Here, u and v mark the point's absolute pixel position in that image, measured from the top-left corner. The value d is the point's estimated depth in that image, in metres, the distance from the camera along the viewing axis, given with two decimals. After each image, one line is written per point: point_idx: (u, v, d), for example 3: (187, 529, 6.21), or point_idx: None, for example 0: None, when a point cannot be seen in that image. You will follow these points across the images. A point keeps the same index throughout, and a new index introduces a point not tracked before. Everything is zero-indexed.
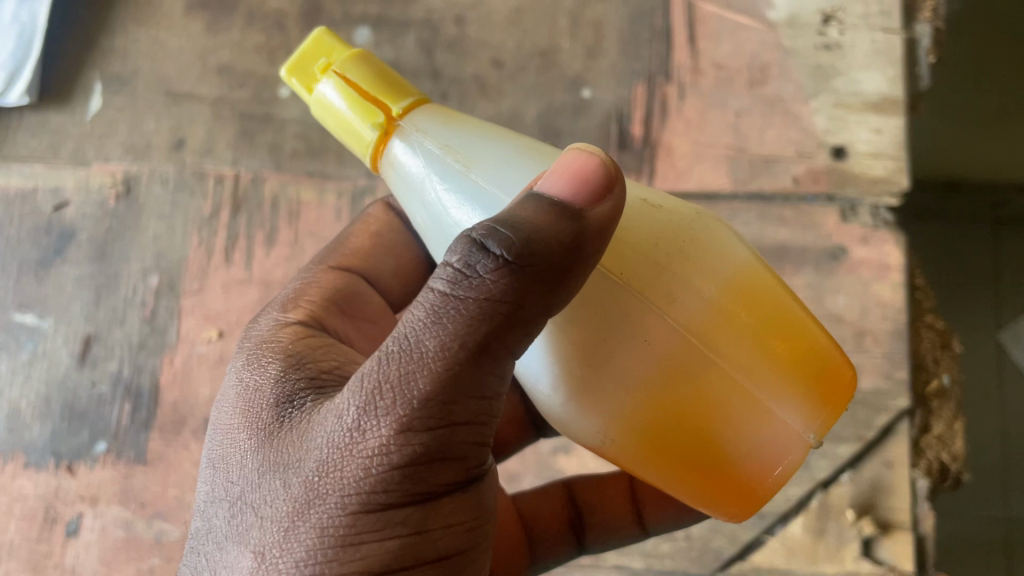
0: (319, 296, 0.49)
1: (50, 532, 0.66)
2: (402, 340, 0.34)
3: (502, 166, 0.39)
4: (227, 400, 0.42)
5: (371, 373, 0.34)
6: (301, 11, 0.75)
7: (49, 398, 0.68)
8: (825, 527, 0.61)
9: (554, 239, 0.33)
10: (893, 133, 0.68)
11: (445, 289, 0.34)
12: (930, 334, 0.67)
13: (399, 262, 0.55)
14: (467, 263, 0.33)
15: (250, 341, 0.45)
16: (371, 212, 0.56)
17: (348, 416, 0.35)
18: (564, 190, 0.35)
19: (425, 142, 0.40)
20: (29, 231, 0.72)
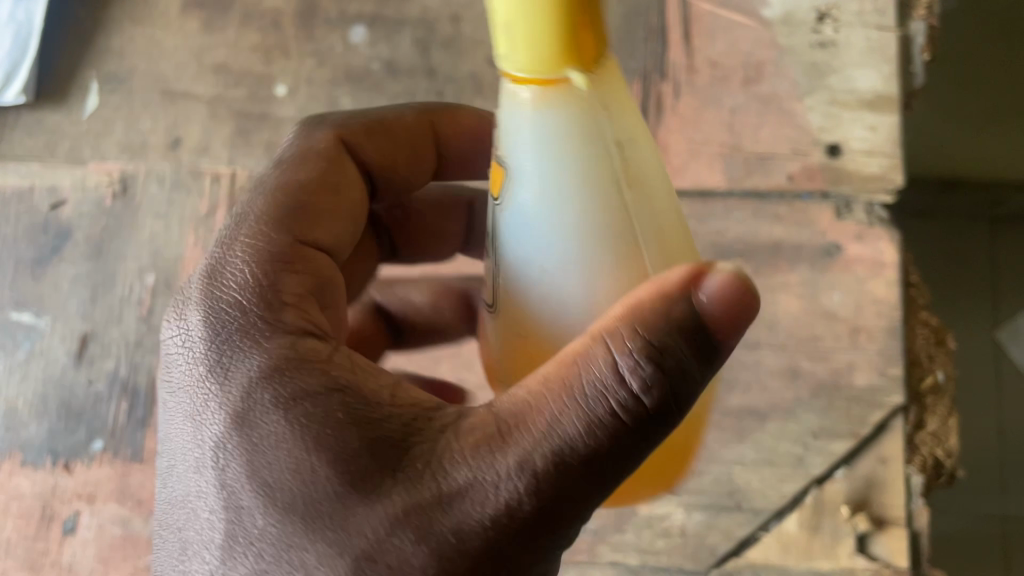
0: (291, 277, 0.41)
1: (48, 529, 0.66)
2: (583, 418, 0.32)
3: (647, 187, 0.34)
4: (259, 432, 0.35)
5: (533, 455, 0.32)
6: (298, 10, 0.75)
7: (46, 397, 0.68)
8: (820, 523, 0.61)
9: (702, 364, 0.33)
10: (888, 131, 0.68)
11: (614, 394, 0.32)
12: (924, 331, 0.68)
13: (354, 221, 0.48)
14: (639, 382, 0.32)
15: (258, 347, 0.37)
16: (319, 152, 0.48)
17: (491, 495, 0.32)
18: (718, 314, 0.32)
19: (597, 114, 0.33)
20: (26, 230, 0.72)
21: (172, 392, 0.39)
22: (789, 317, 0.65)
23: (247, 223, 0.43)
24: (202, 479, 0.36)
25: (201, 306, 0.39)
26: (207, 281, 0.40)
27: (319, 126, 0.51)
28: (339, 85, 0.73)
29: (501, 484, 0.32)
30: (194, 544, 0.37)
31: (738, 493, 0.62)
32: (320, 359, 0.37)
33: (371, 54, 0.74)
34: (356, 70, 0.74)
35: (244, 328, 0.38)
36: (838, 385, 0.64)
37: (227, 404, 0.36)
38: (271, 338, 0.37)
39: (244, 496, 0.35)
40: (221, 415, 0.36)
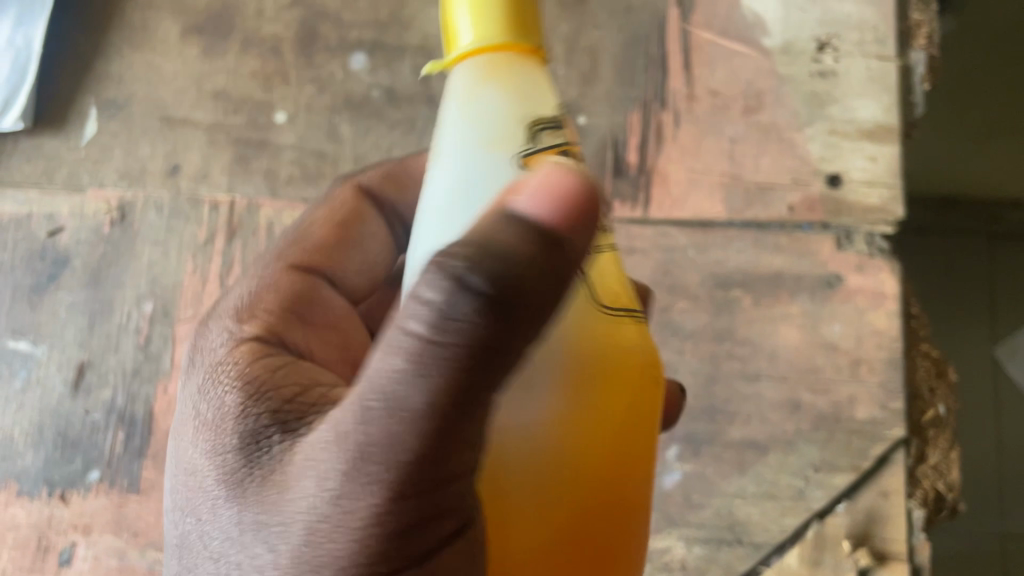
0: (277, 307, 0.46)
1: (44, 561, 0.65)
2: (385, 394, 0.29)
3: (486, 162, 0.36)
4: (199, 419, 0.41)
5: (347, 411, 0.31)
6: (298, 36, 0.76)
7: (42, 426, 0.68)
8: (821, 558, 0.61)
9: (545, 276, 0.29)
10: (887, 162, 0.68)
11: (413, 323, 0.29)
12: (925, 363, 0.67)
13: (371, 263, 0.54)
14: (439, 297, 0.28)
15: (223, 347, 0.44)
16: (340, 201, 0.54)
17: (318, 469, 0.31)
18: (551, 216, 0.29)
19: (472, 107, 0.38)
20: (23, 256, 0.72)
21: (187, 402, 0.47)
22: (789, 348, 0.65)
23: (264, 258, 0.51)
24: (178, 474, 0.41)
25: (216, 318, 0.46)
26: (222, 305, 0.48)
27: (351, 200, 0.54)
28: (338, 112, 0.73)
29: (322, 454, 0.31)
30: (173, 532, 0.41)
31: (739, 526, 0.62)
32: (264, 355, 0.42)
33: (371, 81, 0.74)
34: (355, 97, 0.74)
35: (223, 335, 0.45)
36: (839, 418, 0.63)
37: (192, 400, 0.43)
38: (230, 344, 0.44)
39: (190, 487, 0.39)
40: (187, 412, 0.42)
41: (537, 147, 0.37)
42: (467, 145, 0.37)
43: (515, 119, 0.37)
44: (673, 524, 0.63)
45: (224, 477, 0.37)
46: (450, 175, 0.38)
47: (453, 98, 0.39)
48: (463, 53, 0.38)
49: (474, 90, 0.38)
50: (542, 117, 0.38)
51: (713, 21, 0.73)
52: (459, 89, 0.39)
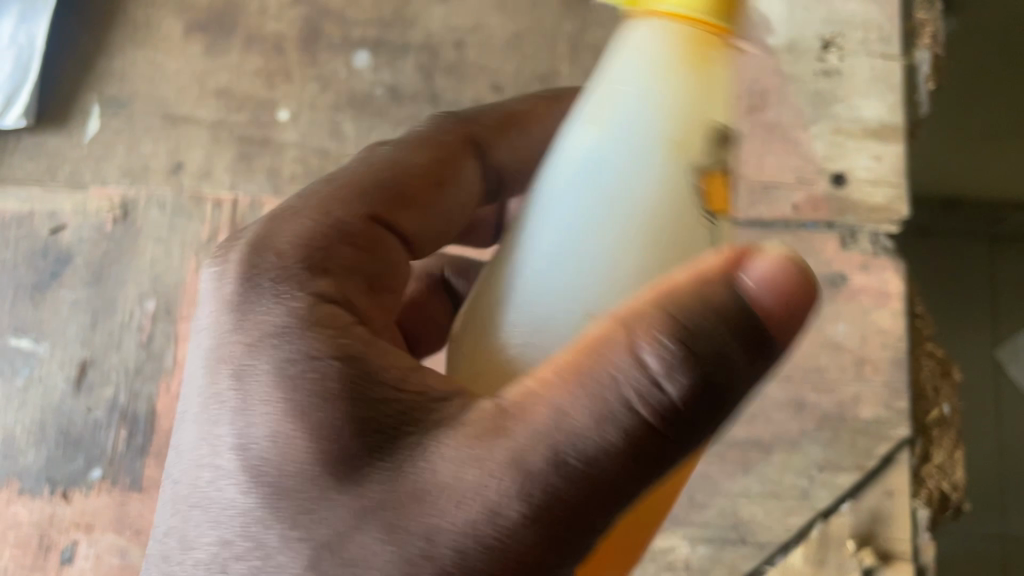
0: (347, 259, 0.36)
1: (45, 559, 0.65)
2: (598, 449, 0.28)
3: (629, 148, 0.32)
4: (245, 389, 0.32)
5: (528, 455, 0.28)
6: (301, 34, 0.75)
7: (43, 425, 0.67)
8: (825, 557, 0.61)
9: (754, 360, 0.29)
10: (892, 161, 0.68)
11: (635, 388, 0.28)
12: (929, 362, 0.67)
13: (454, 224, 0.44)
14: (667, 374, 0.28)
15: (276, 293, 0.33)
16: (442, 139, 0.43)
17: (473, 504, 0.28)
18: (771, 297, 0.29)
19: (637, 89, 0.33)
20: (25, 254, 0.71)
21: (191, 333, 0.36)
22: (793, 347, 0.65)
23: (326, 185, 0.39)
24: (196, 438, 0.33)
25: (246, 252, 0.35)
26: (262, 225, 0.36)
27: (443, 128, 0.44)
28: (341, 111, 0.73)
29: (484, 489, 0.28)
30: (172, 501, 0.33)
31: (744, 526, 0.62)
32: (342, 324, 0.33)
33: (375, 80, 0.74)
34: (359, 95, 0.74)
35: (272, 274, 0.34)
36: (843, 418, 0.63)
37: (227, 349, 0.33)
38: (294, 296, 0.33)
39: (227, 476, 0.31)
40: (219, 365, 0.33)
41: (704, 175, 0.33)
42: (627, 135, 0.32)
43: (693, 122, 0.32)
44: (678, 523, 0.62)
45: (291, 477, 0.30)
46: (601, 163, 0.33)
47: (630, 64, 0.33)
48: (666, 13, 0.32)
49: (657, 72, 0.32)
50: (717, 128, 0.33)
51: None
52: (642, 58, 0.32)
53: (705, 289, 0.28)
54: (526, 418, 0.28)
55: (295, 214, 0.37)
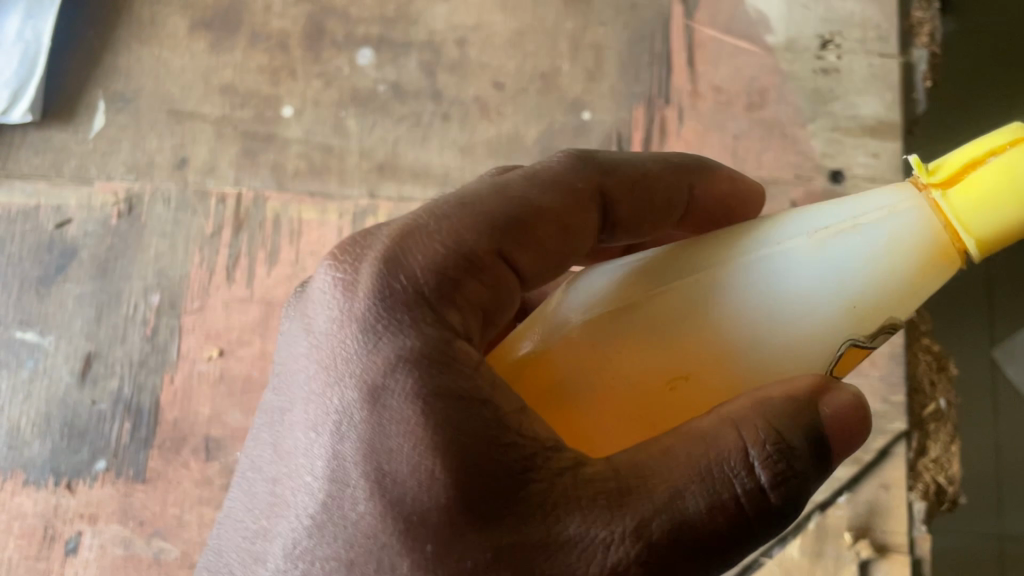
0: (475, 288, 0.39)
1: (50, 549, 0.65)
2: (714, 511, 0.35)
3: (840, 266, 0.39)
4: (388, 421, 0.35)
5: (653, 521, 0.35)
6: (305, 32, 0.76)
7: (49, 416, 0.68)
8: (822, 549, 0.61)
9: (818, 469, 0.38)
10: (890, 157, 0.68)
11: (740, 481, 0.36)
12: (926, 357, 0.68)
13: (563, 268, 0.44)
14: (769, 475, 0.36)
15: (413, 326, 0.37)
16: (577, 185, 0.44)
17: (598, 556, 0.34)
18: (841, 422, 0.39)
19: (895, 252, 0.39)
20: (31, 247, 0.72)
21: (304, 329, 0.39)
22: None
23: (460, 205, 0.40)
24: (324, 452, 0.36)
25: (376, 264, 0.38)
26: (394, 241, 0.39)
27: (582, 159, 0.45)
28: (344, 107, 0.74)
29: (610, 547, 0.34)
30: (286, 503, 0.37)
31: None
32: (473, 365, 0.37)
33: (378, 76, 0.75)
34: (361, 91, 0.74)
35: (410, 307, 0.37)
36: None
37: (367, 376, 0.36)
38: (426, 325, 0.37)
39: (362, 498, 0.35)
40: (357, 386, 0.36)
41: (870, 340, 0.41)
42: (842, 275, 0.39)
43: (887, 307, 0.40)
44: None
45: (422, 502, 0.34)
46: (827, 284, 0.39)
47: (882, 210, 0.40)
48: (966, 222, 0.38)
49: (882, 249, 0.39)
50: (898, 319, 0.41)
51: (717, 19, 0.73)
52: (904, 222, 0.39)
53: (798, 407, 0.37)
54: (652, 487, 0.35)
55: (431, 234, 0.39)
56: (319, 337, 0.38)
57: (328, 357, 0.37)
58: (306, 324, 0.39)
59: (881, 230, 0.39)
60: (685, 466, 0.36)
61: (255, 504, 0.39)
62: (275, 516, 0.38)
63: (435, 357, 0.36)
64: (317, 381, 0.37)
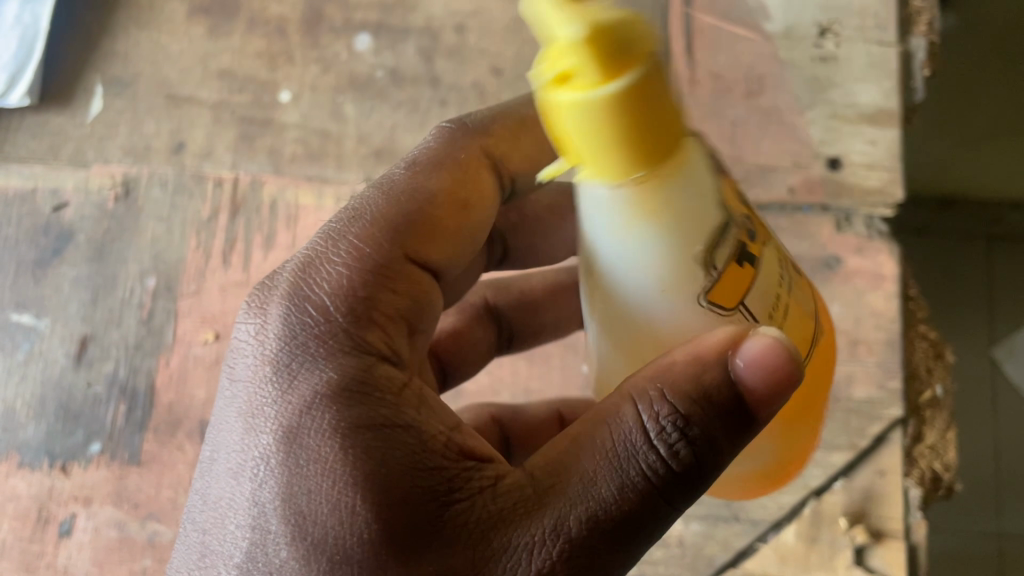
0: (367, 290, 0.37)
1: (43, 531, 0.65)
2: (611, 494, 0.33)
3: (624, 279, 0.33)
4: (306, 462, 0.33)
5: (566, 522, 0.33)
6: (303, 18, 0.76)
7: (44, 399, 0.68)
8: (818, 534, 0.61)
9: (738, 434, 0.34)
10: (887, 145, 0.68)
11: (643, 457, 0.33)
12: (922, 344, 0.68)
13: (476, 241, 0.44)
14: (667, 448, 0.34)
15: (330, 360, 0.35)
16: (461, 159, 0.43)
17: (515, 550, 0.33)
18: (758, 386, 0.33)
19: (638, 237, 0.32)
20: (27, 230, 0.72)
21: (224, 373, 0.37)
22: None
23: (361, 223, 0.39)
24: (244, 499, 0.34)
25: (284, 300, 0.36)
26: (298, 273, 0.37)
27: (461, 134, 0.45)
28: (342, 92, 0.74)
29: (533, 550, 0.33)
30: (213, 555, 0.35)
31: (736, 503, 0.62)
32: (396, 391, 0.35)
33: (376, 62, 0.75)
34: (359, 77, 0.74)
35: (324, 337, 0.35)
36: (838, 398, 0.64)
37: (286, 418, 0.34)
38: (341, 358, 0.35)
39: (285, 545, 0.33)
40: (273, 428, 0.34)
41: (719, 270, 0.33)
42: (633, 275, 0.33)
43: (687, 253, 0.32)
44: None
45: (350, 545, 0.32)
46: (632, 294, 0.33)
47: (589, 217, 0.33)
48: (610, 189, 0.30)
49: (624, 227, 0.32)
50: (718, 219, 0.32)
51: (715, 6, 0.73)
52: (605, 219, 0.32)
53: (698, 371, 0.33)
54: (565, 483, 0.34)
55: (332, 261, 0.38)
56: (237, 378, 0.36)
57: (243, 399, 0.35)
58: (225, 367, 0.37)
59: (607, 231, 0.32)
60: (587, 455, 0.34)
61: (186, 555, 0.36)
62: (204, 569, 0.35)
63: (345, 388, 0.34)
64: (234, 425, 0.35)
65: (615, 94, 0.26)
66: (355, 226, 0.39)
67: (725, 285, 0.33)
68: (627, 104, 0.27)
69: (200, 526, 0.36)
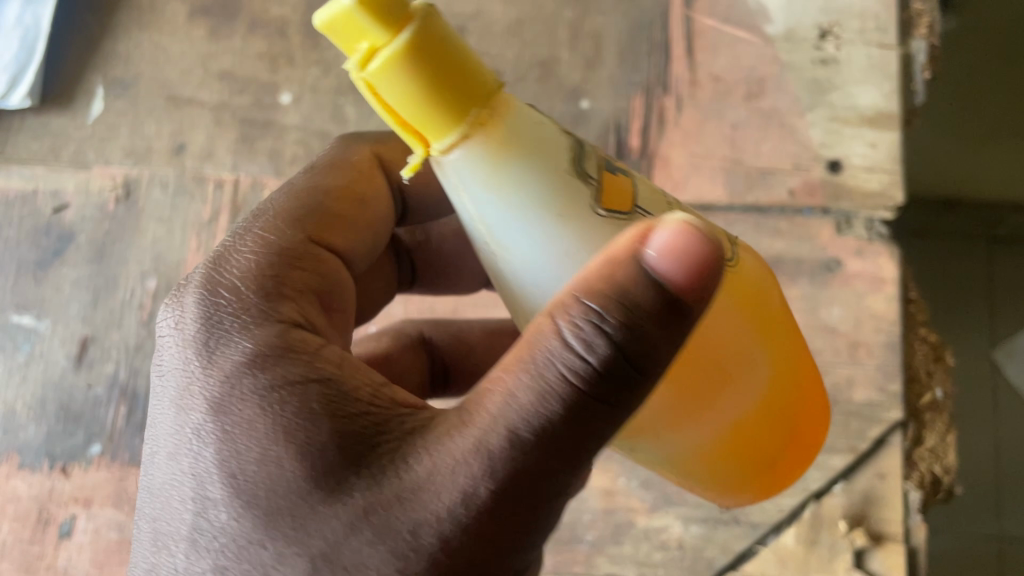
0: (274, 269, 0.41)
1: (43, 533, 0.65)
2: (533, 412, 0.32)
3: (527, 239, 0.34)
4: (230, 424, 0.35)
5: (488, 437, 0.32)
6: (304, 18, 0.76)
7: (44, 400, 0.68)
8: (817, 537, 0.61)
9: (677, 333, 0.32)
10: (888, 148, 0.68)
11: (564, 360, 0.32)
12: (923, 347, 0.68)
13: (376, 230, 0.49)
14: (590, 348, 0.32)
15: (246, 330, 0.38)
16: (353, 159, 0.50)
17: (439, 476, 0.32)
18: (679, 277, 0.31)
19: (517, 185, 0.32)
20: (28, 232, 0.72)
21: (156, 374, 0.40)
22: None
23: (264, 222, 0.44)
24: (183, 474, 0.36)
25: (199, 291, 0.40)
26: (210, 270, 0.41)
27: (350, 144, 0.51)
28: (343, 93, 0.74)
29: (456, 471, 0.32)
30: (163, 537, 0.36)
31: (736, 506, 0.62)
32: (310, 350, 0.38)
33: None
34: None
35: (237, 314, 0.39)
36: (838, 401, 0.64)
37: (209, 389, 0.36)
38: (254, 327, 0.38)
39: (222, 505, 0.34)
40: (199, 401, 0.36)
41: (595, 178, 0.34)
42: (532, 221, 0.33)
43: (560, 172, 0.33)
44: (671, 502, 0.63)
45: (281, 490, 0.33)
46: (541, 243, 0.34)
47: (470, 210, 0.34)
48: (460, 142, 0.31)
49: (496, 174, 0.32)
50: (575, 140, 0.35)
51: (716, 9, 0.73)
52: (479, 182, 0.33)
53: (611, 271, 0.31)
54: (484, 403, 0.33)
55: (236, 256, 0.42)
56: (166, 371, 0.39)
57: (173, 384, 0.38)
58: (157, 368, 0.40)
59: (488, 198, 0.33)
60: (505, 375, 0.33)
61: (140, 550, 0.37)
62: (158, 554, 0.36)
63: (256, 352, 0.37)
64: (168, 410, 0.37)
65: (413, 40, 0.29)
66: (260, 226, 0.44)
67: (611, 194, 0.34)
68: (429, 43, 0.29)
69: (151, 517, 0.37)
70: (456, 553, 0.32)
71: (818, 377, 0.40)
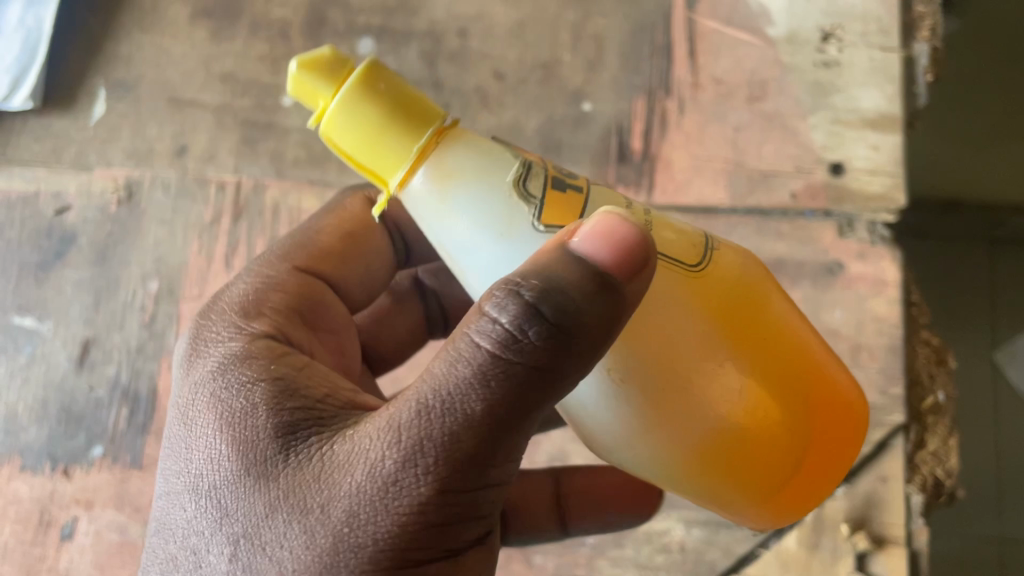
0: (257, 293, 0.44)
1: (45, 535, 0.65)
2: (444, 392, 0.32)
3: (479, 259, 0.34)
4: (192, 425, 0.38)
5: (400, 416, 0.33)
6: (306, 21, 0.76)
7: (46, 402, 0.68)
8: (818, 541, 0.61)
9: (597, 308, 0.31)
10: (890, 150, 0.68)
11: (483, 333, 0.32)
12: (925, 350, 0.68)
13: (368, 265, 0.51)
14: (506, 325, 0.31)
15: (217, 341, 0.41)
16: (347, 200, 0.52)
17: (358, 460, 0.33)
18: (605, 258, 0.31)
19: (465, 206, 0.34)
20: (31, 234, 0.72)
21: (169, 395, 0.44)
22: None
23: (264, 259, 0.48)
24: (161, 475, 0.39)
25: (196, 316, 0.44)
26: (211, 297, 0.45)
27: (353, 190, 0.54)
28: None
29: (371, 454, 0.33)
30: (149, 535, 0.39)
31: None
32: (273, 356, 0.40)
33: None
34: None
35: (215, 330, 0.42)
36: None
37: (183, 397, 0.40)
38: (228, 339, 0.41)
39: (179, 500, 0.37)
40: (176, 408, 0.40)
41: (537, 197, 0.34)
42: (480, 241, 0.34)
43: (501, 190, 0.34)
44: (673, 505, 0.63)
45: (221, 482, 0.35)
46: (491, 262, 0.34)
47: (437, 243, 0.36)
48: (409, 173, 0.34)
49: (443, 200, 0.34)
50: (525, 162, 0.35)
51: (718, 11, 0.73)
52: (431, 208, 0.35)
53: (536, 259, 0.32)
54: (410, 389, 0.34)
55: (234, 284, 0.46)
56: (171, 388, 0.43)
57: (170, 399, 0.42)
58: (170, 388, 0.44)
59: (444, 224, 0.35)
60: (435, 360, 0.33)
61: None
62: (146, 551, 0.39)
63: (220, 359, 0.40)
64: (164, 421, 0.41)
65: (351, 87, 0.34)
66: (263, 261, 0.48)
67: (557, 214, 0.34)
68: (367, 87, 0.34)
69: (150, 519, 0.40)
70: (372, 536, 0.32)
71: (832, 385, 0.37)
